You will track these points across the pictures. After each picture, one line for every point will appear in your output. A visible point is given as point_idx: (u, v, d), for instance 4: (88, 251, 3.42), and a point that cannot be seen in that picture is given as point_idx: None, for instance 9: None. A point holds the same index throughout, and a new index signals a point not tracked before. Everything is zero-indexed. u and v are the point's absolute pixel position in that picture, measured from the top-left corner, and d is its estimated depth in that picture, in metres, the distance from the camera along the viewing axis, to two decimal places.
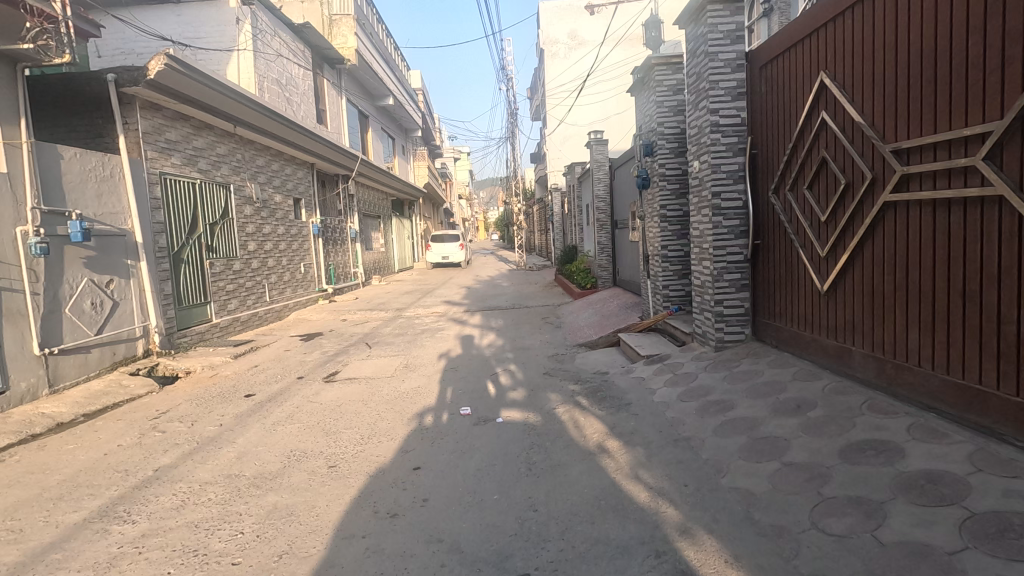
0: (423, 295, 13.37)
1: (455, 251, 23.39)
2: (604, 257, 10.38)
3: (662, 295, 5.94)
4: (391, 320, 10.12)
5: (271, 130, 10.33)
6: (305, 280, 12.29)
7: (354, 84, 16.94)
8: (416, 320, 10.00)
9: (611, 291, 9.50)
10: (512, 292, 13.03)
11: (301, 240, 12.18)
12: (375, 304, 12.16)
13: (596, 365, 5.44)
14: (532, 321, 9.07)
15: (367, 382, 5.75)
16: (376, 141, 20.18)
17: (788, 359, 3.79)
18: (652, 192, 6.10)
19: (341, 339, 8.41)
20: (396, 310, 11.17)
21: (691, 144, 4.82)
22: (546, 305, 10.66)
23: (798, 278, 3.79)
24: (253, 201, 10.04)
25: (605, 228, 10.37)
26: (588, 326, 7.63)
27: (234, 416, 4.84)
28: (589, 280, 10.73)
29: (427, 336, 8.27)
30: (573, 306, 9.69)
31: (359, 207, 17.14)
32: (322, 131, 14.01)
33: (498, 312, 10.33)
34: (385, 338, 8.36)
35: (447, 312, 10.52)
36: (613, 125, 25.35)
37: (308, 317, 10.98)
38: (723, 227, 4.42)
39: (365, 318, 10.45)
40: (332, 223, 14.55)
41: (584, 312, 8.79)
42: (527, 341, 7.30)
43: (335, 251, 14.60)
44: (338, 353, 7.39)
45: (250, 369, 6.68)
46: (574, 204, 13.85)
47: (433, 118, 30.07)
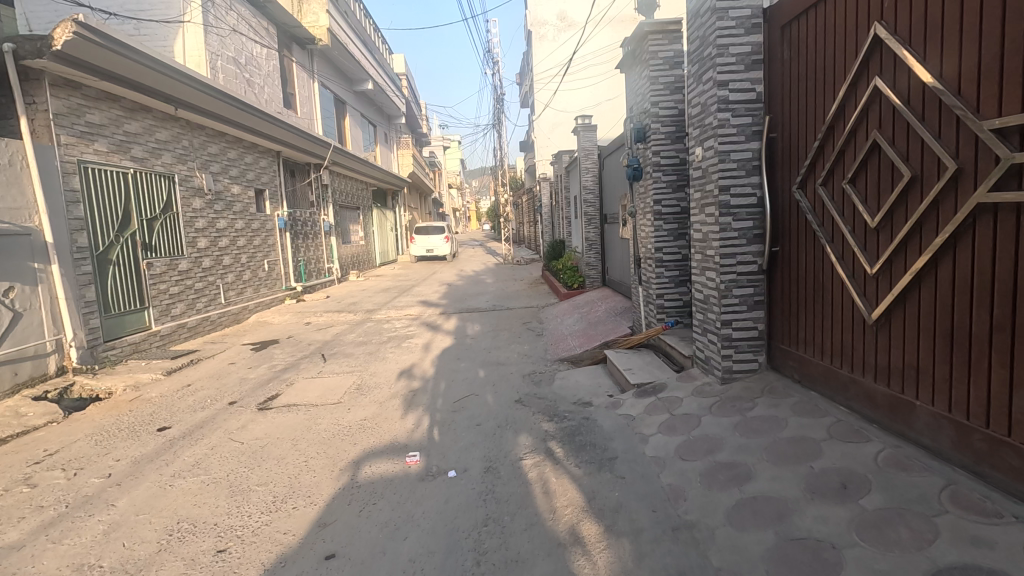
0: (400, 294, 12.45)
1: (439, 244, 22.43)
2: (592, 254, 9.51)
3: (656, 306, 5.07)
4: (358, 324, 9.19)
5: (224, 114, 9.29)
6: (270, 278, 11.33)
7: (328, 66, 15.86)
8: (386, 324, 9.10)
9: (600, 294, 8.63)
10: (495, 290, 12.14)
11: (264, 234, 11.20)
12: (345, 304, 11.23)
13: (577, 392, 4.57)
14: (512, 327, 8.19)
15: (308, 410, 4.85)
16: (355, 128, 19.07)
17: (818, 404, 2.94)
18: (645, 184, 5.20)
19: (298, 349, 7.50)
20: (366, 312, 10.26)
21: (692, 126, 3.92)
22: (529, 307, 9.77)
23: (831, 299, 2.95)
24: (204, 192, 9.05)
25: (593, 223, 9.48)
26: (572, 335, 6.75)
27: (130, 462, 3.93)
28: (576, 279, 9.85)
29: (392, 345, 7.37)
30: (558, 310, 8.82)
31: (334, 198, 16.12)
32: (290, 116, 12.96)
33: (477, 315, 9.42)
34: (346, 347, 7.45)
35: (421, 315, 9.61)
36: (604, 111, 24.33)
37: (269, 320, 10.03)
38: (732, 229, 3.55)
39: (331, 322, 9.53)
40: (303, 216, 13.57)
41: (569, 317, 7.92)
42: (503, 354, 6.43)
43: (306, 245, 13.61)
44: (288, 368, 6.46)
45: (180, 390, 5.75)
46: (562, 196, 12.93)
47: (418, 104, 28.95)
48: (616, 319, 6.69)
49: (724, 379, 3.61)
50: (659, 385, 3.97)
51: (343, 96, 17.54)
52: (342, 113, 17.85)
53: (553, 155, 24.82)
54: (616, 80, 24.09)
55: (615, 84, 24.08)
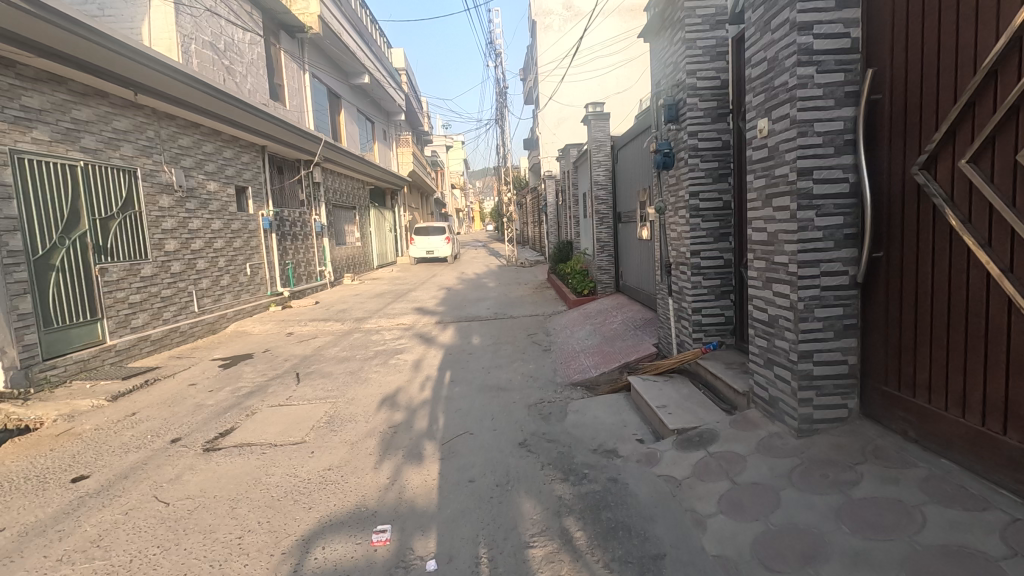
0: (395, 299, 11.54)
1: (440, 245, 21.51)
2: (604, 257, 8.58)
3: (692, 322, 4.14)
4: (344, 336, 8.27)
5: (197, 102, 8.39)
6: (253, 283, 10.46)
7: (320, 56, 14.99)
8: (376, 335, 8.17)
9: (614, 302, 7.68)
10: (497, 296, 11.22)
11: (246, 236, 10.33)
12: (334, 312, 10.32)
13: (597, 435, 3.64)
14: (515, 339, 7.27)
15: (264, 452, 3.93)
16: (351, 124, 18.18)
17: (964, 486, 2.01)
18: (677, 173, 4.25)
19: (271, 367, 6.59)
20: (356, 320, 9.36)
21: (752, 92, 2.97)
22: (534, 315, 8.83)
23: (983, 330, 2.01)
24: (174, 189, 8.16)
25: (605, 222, 8.55)
26: (584, 353, 5.82)
27: (17, 533, 3.01)
28: (586, 284, 8.93)
29: (378, 362, 6.44)
30: (567, 319, 7.88)
31: (327, 197, 15.25)
32: (277, 109, 12.08)
33: (476, 325, 8.48)
34: (326, 364, 6.53)
35: (415, 325, 8.68)
36: (612, 105, 23.32)
37: (248, 330, 9.13)
38: (815, 228, 2.60)
39: (315, 333, 8.64)
40: (291, 216, 12.68)
41: (580, 328, 6.99)
42: (506, 375, 5.51)
43: (295, 247, 12.74)
44: (254, 391, 5.54)
45: (120, 421, 4.82)
46: (569, 193, 11.98)
47: (418, 100, 28.07)
48: (636, 333, 5.76)
49: (802, 431, 2.67)
50: (708, 432, 3.04)
51: (337, 89, 16.64)
52: (337, 108, 16.96)
53: (558, 151, 23.86)
54: (624, 72, 23.09)
55: (623, 76, 23.08)
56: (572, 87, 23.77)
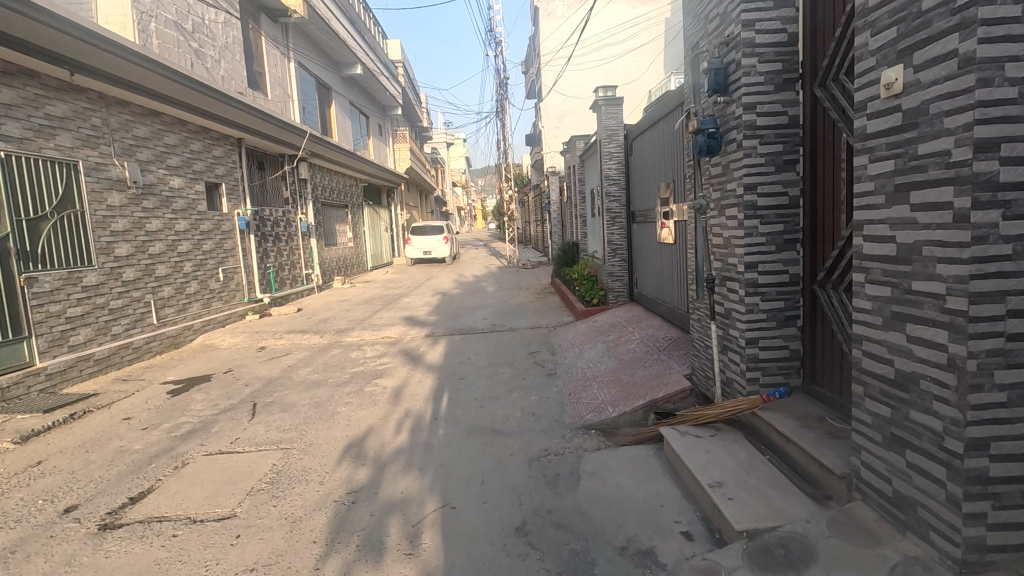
0: (384, 306, 10.54)
1: (438, 245, 20.50)
2: (616, 262, 7.55)
3: (748, 358, 3.13)
4: (320, 353, 7.27)
5: (155, 87, 7.42)
6: (226, 290, 9.50)
7: (307, 43, 14.01)
8: (356, 352, 7.17)
9: (628, 316, 6.66)
10: (496, 303, 10.23)
11: (219, 237, 9.37)
12: (315, 321, 9.33)
13: (625, 521, 2.64)
14: (515, 358, 6.28)
15: (175, 534, 2.93)
16: (342, 117, 17.17)
17: None
18: (726, 160, 3.23)
19: (228, 393, 5.59)
20: (337, 332, 8.39)
21: (867, 29, 1.95)
22: (536, 327, 7.82)
23: None
24: (127, 185, 7.18)
25: (618, 222, 7.55)
26: (597, 383, 4.81)
27: None
28: (595, 292, 7.94)
29: (352, 389, 5.43)
30: (574, 335, 6.86)
31: (315, 195, 14.27)
32: (256, 98, 11.10)
33: (471, 340, 7.47)
34: (291, 391, 5.53)
35: (401, 340, 7.67)
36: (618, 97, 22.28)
37: (216, 344, 8.14)
38: (1001, 237, 1.57)
39: (290, 348, 7.66)
40: (273, 215, 11.69)
41: (590, 347, 6.01)
42: (502, 410, 4.52)
43: (277, 249, 11.77)
44: (195, 431, 4.54)
45: (16, 475, 3.82)
46: (574, 189, 10.98)
47: (416, 94, 27.04)
48: (660, 359, 4.75)
49: (968, 567, 1.66)
50: (797, 542, 2.04)
51: (327, 79, 15.63)
52: (326, 100, 15.95)
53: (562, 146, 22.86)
54: (631, 62, 22.05)
55: (630, 67, 22.02)
56: (576, 79, 22.71)
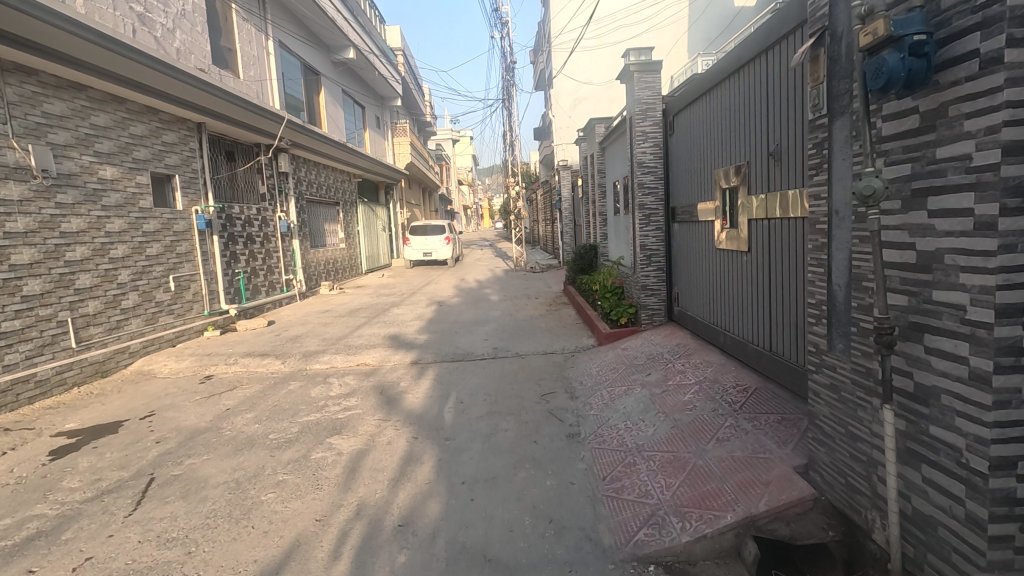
0: (368, 320, 9.02)
1: (439, 246, 19.01)
2: (651, 272, 6.00)
3: (994, 495, 1.56)
4: (273, 388, 5.72)
5: (71, 52, 5.96)
6: (179, 302, 8.05)
7: (289, 20, 12.55)
8: (319, 387, 5.64)
9: (672, 346, 5.08)
10: (499, 316, 8.71)
11: (170, 240, 7.92)
12: (282, 340, 7.83)
13: None
14: (522, 402, 4.74)
15: None
16: (334, 106, 15.69)
17: None
18: (941, 98, 1.64)
19: (126, 456, 4.07)
20: (304, 355, 6.90)
21: None
22: (548, 354, 6.25)
23: None
24: (32, 173, 5.73)
25: (653, 221, 5.97)
26: (643, 462, 3.23)
27: None
28: (622, 308, 6.38)
29: (294, 456, 3.88)
30: (598, 370, 5.29)
31: (299, 191, 12.81)
32: (223, 78, 9.61)
33: (465, 370, 5.91)
34: (211, 456, 3.98)
35: (379, 370, 6.12)
36: None
37: (155, 370, 6.64)
38: None
39: (242, 378, 6.17)
40: (244, 213, 10.20)
41: (623, 392, 4.45)
42: (503, 510, 2.96)
43: (250, 253, 10.32)
44: (37, 536, 3.01)
45: None
46: (593, 183, 9.44)
47: (418, 83, 25.53)
48: (742, 428, 3.17)
49: None
50: None
51: (315, 63, 14.18)
52: (315, 86, 14.49)
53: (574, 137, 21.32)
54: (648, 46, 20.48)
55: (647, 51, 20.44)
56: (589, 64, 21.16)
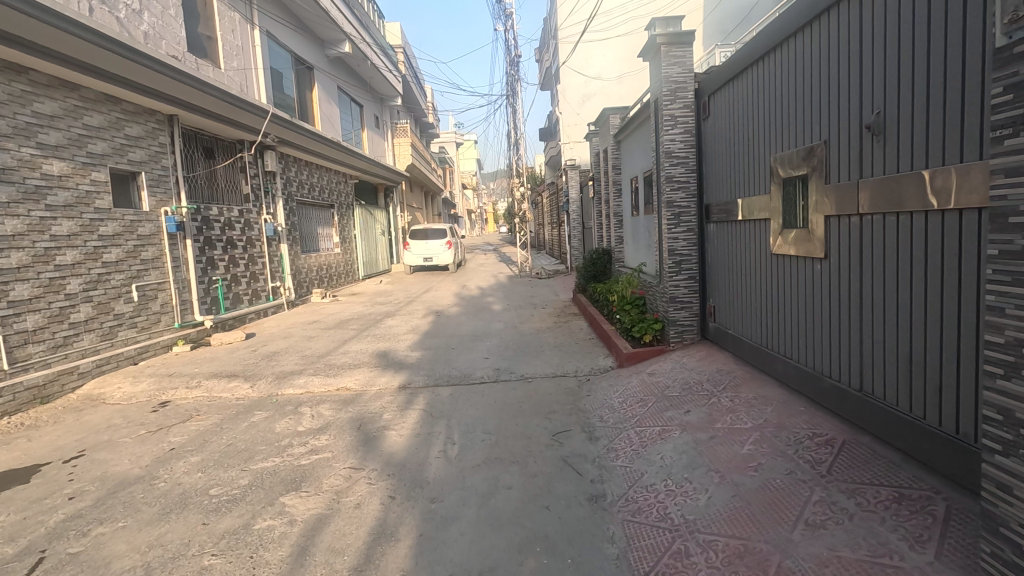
0: (357, 333, 8.11)
1: (440, 251, 18.14)
2: (681, 281, 5.09)
3: None
4: (233, 420, 4.81)
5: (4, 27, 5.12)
6: (144, 314, 7.20)
7: (278, 9, 11.77)
8: (287, 420, 4.74)
9: (713, 373, 4.16)
10: (502, 330, 7.81)
11: (132, 244, 7.08)
12: (258, 357, 6.93)
13: None
14: (528, 444, 3.82)
15: None
16: (328, 104, 14.90)
17: None
18: None
19: (20, 521, 3.17)
20: (278, 376, 6.01)
21: None
22: (559, 378, 5.32)
23: None
24: None
25: (682, 221, 5.06)
26: (699, 552, 2.31)
27: None
28: (644, 323, 5.46)
29: (231, 527, 2.97)
30: (619, 401, 4.36)
31: (288, 192, 11.97)
32: (200, 67, 8.77)
33: (461, 398, 4.99)
34: (128, 524, 3.07)
35: (361, 398, 5.20)
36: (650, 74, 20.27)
37: (105, 394, 5.75)
38: None
39: (200, 406, 5.28)
40: (224, 215, 9.36)
41: (656, 435, 3.52)
42: None
43: (231, 258, 9.48)
44: None
45: None
46: (606, 181, 8.56)
47: (419, 82, 24.78)
48: (841, 508, 2.25)
49: None
50: None
51: (307, 57, 13.40)
52: (307, 82, 13.70)
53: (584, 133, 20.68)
54: None
55: None
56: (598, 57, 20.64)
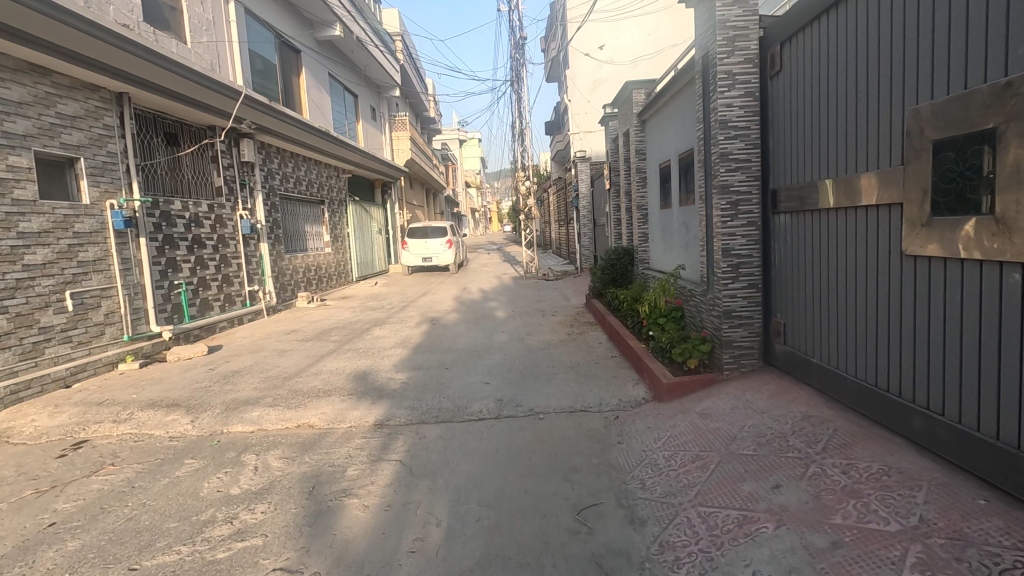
0: (337, 347, 6.96)
1: (440, 251, 17.02)
2: (739, 290, 3.90)
3: None
4: (153, 473, 3.66)
5: None
6: (81, 327, 6.09)
7: None
8: (222, 475, 3.59)
9: (799, 422, 2.99)
10: (506, 343, 6.65)
11: (67, 244, 5.98)
12: (214, 378, 5.79)
13: None
14: (543, 529, 2.66)
15: None
16: (319, 91, 13.81)
17: None
18: None
19: None
20: (229, 405, 4.86)
21: None
22: (577, 415, 4.15)
23: None
24: None
25: (742, 212, 3.85)
26: None
27: None
28: (685, 342, 4.29)
29: None
30: (665, 457, 3.19)
31: (270, 185, 10.86)
32: (160, 41, 7.66)
33: (452, 444, 3.83)
34: None
35: (323, 442, 4.03)
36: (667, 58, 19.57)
37: (11, 430, 4.60)
38: None
39: (119, 450, 4.13)
40: (191, 210, 8.26)
41: (735, 526, 2.36)
42: None
43: (199, 260, 8.38)
44: None
45: None
46: (627, 170, 7.42)
47: (419, 74, 23.72)
48: None
49: None
50: None
51: (293, 39, 12.32)
52: (294, 68, 12.62)
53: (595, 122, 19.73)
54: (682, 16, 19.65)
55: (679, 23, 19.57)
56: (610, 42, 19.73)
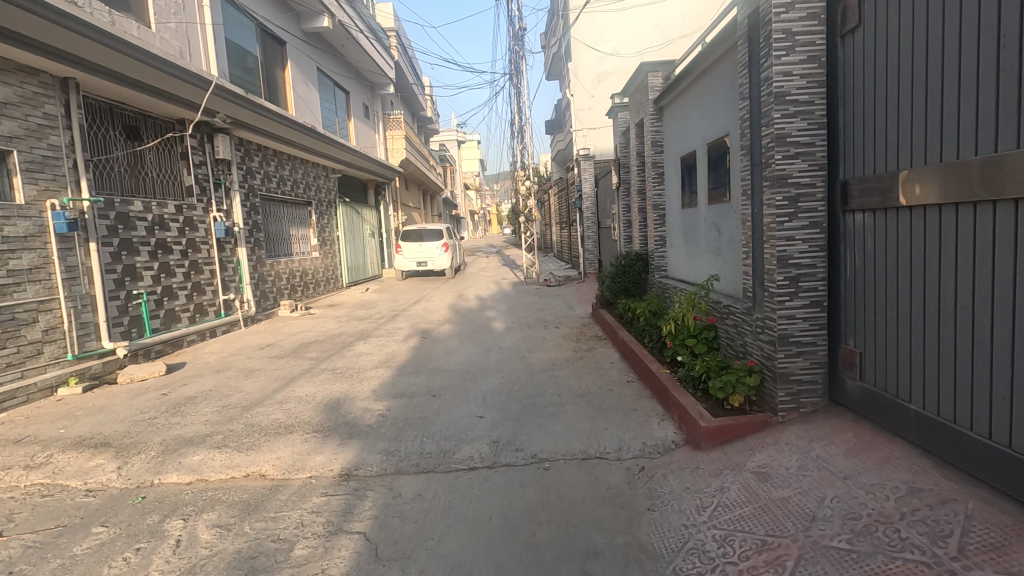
0: (311, 366, 6.10)
1: (436, 255, 16.19)
2: (797, 309, 3.07)
3: None
4: (44, 550, 2.81)
5: None
6: (10, 346, 5.25)
7: None
8: (131, 554, 2.74)
9: (904, 500, 2.17)
10: (504, 362, 5.82)
11: None
12: (162, 407, 4.93)
13: None
14: None
15: None
16: (306, 86, 13.00)
17: None
18: None
19: None
20: (169, 446, 4.01)
21: None
22: (592, 465, 3.32)
23: None
24: None
25: (803, 209, 3.02)
26: None
27: None
28: (725, 372, 3.46)
29: None
30: (717, 541, 2.36)
31: (249, 185, 10.04)
32: (117, 22, 6.84)
33: (434, 506, 3.00)
34: None
35: (273, 502, 3.18)
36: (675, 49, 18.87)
37: None
38: None
39: (16, 510, 3.28)
40: (156, 211, 7.44)
41: None
42: None
43: (165, 267, 7.56)
44: None
45: None
46: (641, 165, 6.60)
47: (415, 71, 22.90)
48: None
49: None
50: None
51: (277, 29, 11.52)
52: (278, 60, 11.81)
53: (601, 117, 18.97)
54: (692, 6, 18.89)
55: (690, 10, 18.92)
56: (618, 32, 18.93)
